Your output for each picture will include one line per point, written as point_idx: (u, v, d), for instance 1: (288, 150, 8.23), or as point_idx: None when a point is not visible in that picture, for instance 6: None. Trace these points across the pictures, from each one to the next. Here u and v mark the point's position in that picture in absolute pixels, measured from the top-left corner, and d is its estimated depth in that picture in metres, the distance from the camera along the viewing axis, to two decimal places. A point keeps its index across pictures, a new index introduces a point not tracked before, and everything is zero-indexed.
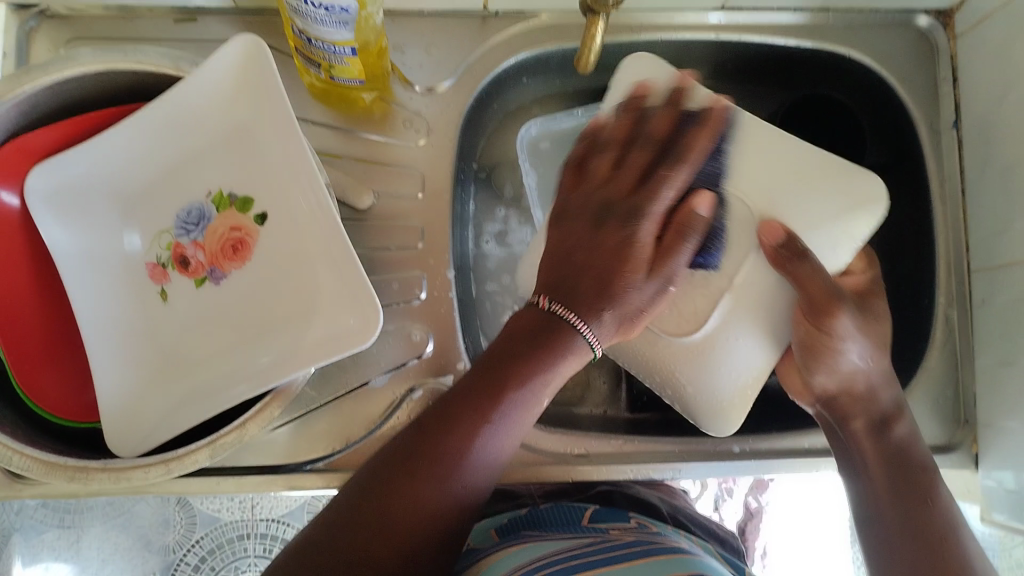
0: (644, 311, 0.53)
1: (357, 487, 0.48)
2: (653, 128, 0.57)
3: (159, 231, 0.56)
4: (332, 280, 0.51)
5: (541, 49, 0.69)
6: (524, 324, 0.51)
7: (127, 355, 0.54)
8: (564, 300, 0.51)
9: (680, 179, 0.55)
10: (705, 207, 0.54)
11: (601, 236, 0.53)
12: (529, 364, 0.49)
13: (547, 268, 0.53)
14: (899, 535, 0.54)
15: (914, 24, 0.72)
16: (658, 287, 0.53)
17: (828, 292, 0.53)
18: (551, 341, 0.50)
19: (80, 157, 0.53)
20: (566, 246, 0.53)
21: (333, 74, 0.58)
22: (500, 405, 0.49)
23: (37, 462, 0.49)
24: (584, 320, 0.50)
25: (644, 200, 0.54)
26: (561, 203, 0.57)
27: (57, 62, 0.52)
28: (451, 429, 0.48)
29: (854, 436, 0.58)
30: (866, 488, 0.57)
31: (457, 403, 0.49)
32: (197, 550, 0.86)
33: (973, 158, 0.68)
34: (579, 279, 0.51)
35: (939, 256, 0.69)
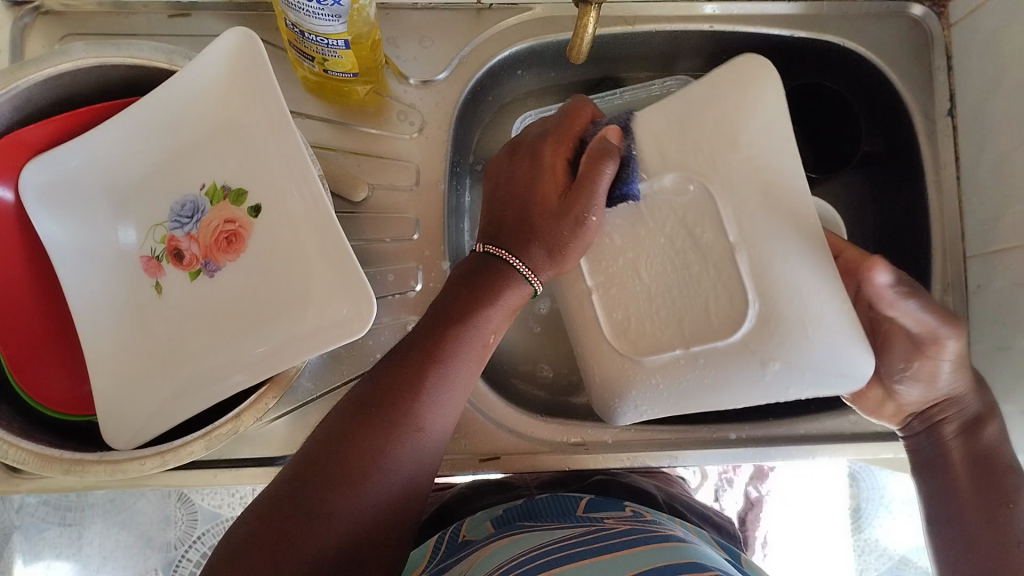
0: (571, 243, 0.53)
1: (314, 444, 0.50)
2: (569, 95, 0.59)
3: (153, 225, 0.56)
4: (324, 271, 0.51)
5: (535, 41, 0.68)
6: (463, 272, 0.55)
7: (124, 348, 0.54)
8: (496, 243, 0.55)
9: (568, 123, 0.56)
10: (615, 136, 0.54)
11: (518, 166, 0.56)
12: (469, 305, 0.53)
13: (487, 209, 0.57)
14: (978, 534, 0.56)
15: (909, 12, 0.72)
16: (576, 217, 0.52)
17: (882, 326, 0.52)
18: (491, 282, 0.53)
19: (74, 151, 0.54)
20: (496, 199, 0.56)
21: (328, 67, 0.58)
22: (445, 352, 0.52)
23: (34, 455, 0.49)
24: (513, 254, 0.54)
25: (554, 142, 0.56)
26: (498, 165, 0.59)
27: (52, 55, 0.53)
28: (399, 378, 0.51)
29: (943, 435, 0.58)
30: (946, 488, 0.58)
31: (405, 356, 0.52)
32: (199, 546, 0.87)
33: (969, 145, 0.68)
34: (507, 214, 0.55)
35: (935, 242, 0.69)
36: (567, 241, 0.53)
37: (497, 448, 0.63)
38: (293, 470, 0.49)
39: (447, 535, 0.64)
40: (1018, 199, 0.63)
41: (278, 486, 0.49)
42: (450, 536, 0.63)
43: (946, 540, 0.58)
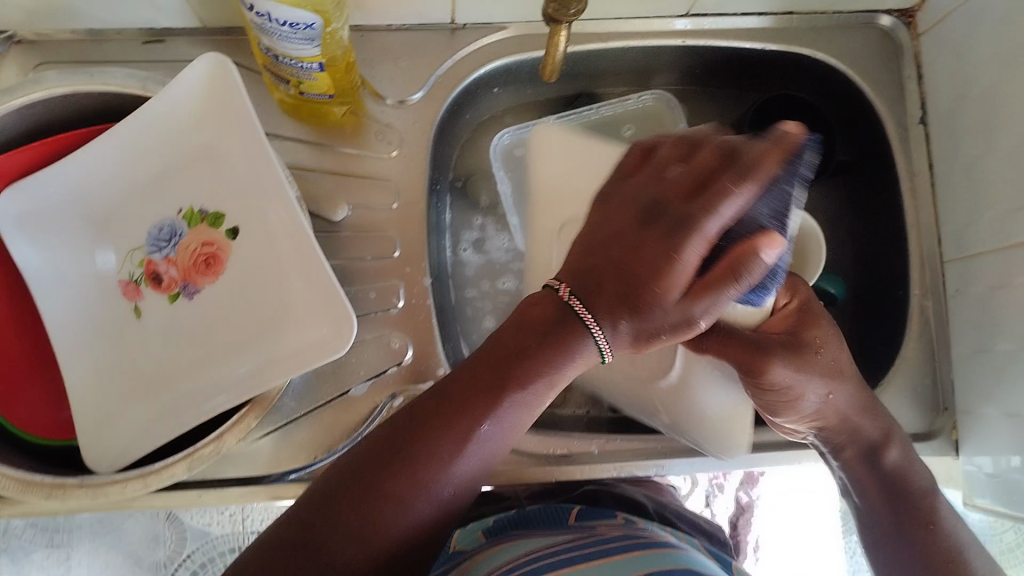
0: (659, 334, 0.47)
1: (343, 473, 0.47)
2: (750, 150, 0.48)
3: (131, 249, 0.56)
4: (303, 291, 0.52)
5: (511, 59, 0.69)
6: (535, 319, 0.48)
7: (104, 372, 0.55)
8: (581, 292, 0.47)
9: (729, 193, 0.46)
10: (773, 250, 0.44)
11: (642, 237, 0.46)
12: (532, 370, 0.47)
13: (582, 253, 0.49)
14: (902, 560, 0.57)
15: (878, 23, 0.73)
16: (682, 311, 0.46)
17: (747, 356, 0.53)
18: (562, 347, 0.47)
19: (50, 179, 0.55)
20: (591, 243, 0.48)
21: (303, 90, 0.59)
22: (496, 405, 0.47)
23: (15, 481, 0.50)
24: (598, 323, 0.46)
25: (694, 210, 0.46)
26: (609, 187, 0.51)
27: (25, 84, 0.54)
28: (444, 424, 0.47)
29: (848, 461, 0.60)
30: (872, 514, 0.60)
31: (451, 398, 0.48)
32: (189, 564, 0.86)
33: (942, 152, 0.69)
34: (604, 280, 0.47)
35: (912, 248, 0.70)
36: (659, 330, 0.46)
37: None
38: (315, 491, 0.48)
39: (438, 546, 0.64)
40: (990, 204, 0.64)
41: (295, 512, 0.47)
42: (440, 548, 0.63)
43: (880, 568, 0.59)
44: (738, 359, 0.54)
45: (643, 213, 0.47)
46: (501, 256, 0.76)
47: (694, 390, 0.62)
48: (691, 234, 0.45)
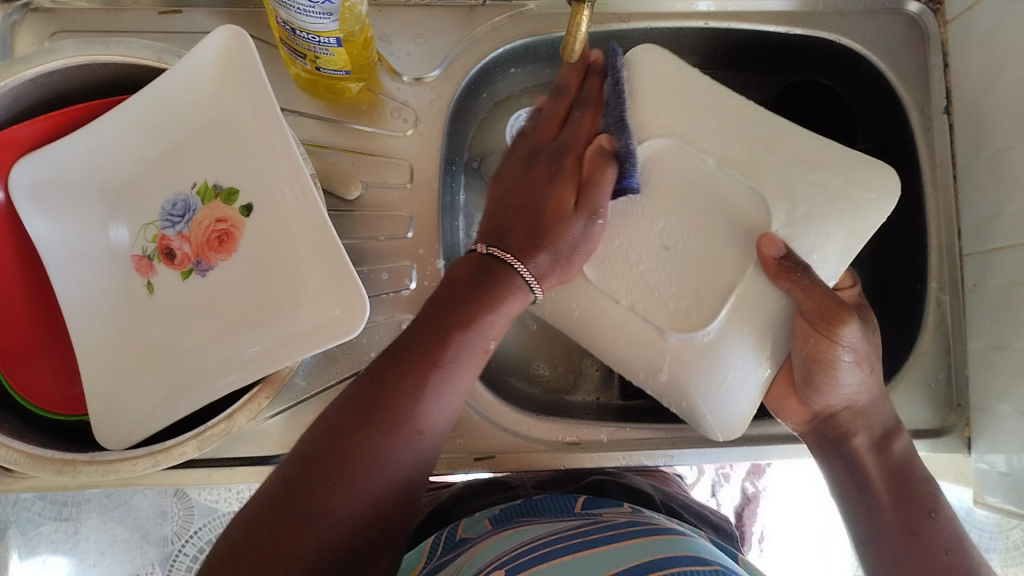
0: (577, 248, 0.54)
1: (315, 435, 0.48)
2: (566, 80, 0.59)
3: (144, 224, 0.56)
4: (315, 270, 0.51)
5: (530, 38, 0.68)
6: (462, 273, 0.53)
7: (116, 349, 0.54)
8: (499, 244, 0.53)
9: (585, 125, 0.58)
10: (610, 142, 0.56)
11: (534, 172, 0.56)
12: (473, 310, 0.51)
13: (490, 215, 0.56)
14: (907, 558, 0.54)
15: (905, 9, 0.71)
16: (586, 220, 0.53)
17: (825, 309, 0.51)
18: (496, 287, 0.52)
19: (64, 150, 0.54)
20: (504, 193, 0.56)
21: (320, 65, 0.58)
22: (447, 352, 0.50)
23: (26, 455, 0.49)
24: (522, 261, 0.52)
25: (569, 141, 0.57)
26: (504, 162, 0.59)
27: (40, 53, 0.53)
28: (402, 374, 0.49)
29: (854, 452, 0.57)
30: (866, 507, 0.56)
31: (406, 350, 0.50)
32: (196, 540, 0.87)
33: (966, 141, 0.68)
34: (517, 220, 0.54)
35: (931, 241, 0.69)
36: (570, 249, 0.53)
37: (493, 447, 0.63)
38: (293, 457, 0.48)
39: (444, 534, 0.64)
40: (1014, 196, 0.63)
41: (274, 482, 0.47)
42: (445, 536, 0.63)
43: (873, 560, 0.56)
44: (814, 309, 0.51)
45: (528, 160, 0.57)
46: None
47: (721, 357, 0.55)
48: (571, 155, 0.56)
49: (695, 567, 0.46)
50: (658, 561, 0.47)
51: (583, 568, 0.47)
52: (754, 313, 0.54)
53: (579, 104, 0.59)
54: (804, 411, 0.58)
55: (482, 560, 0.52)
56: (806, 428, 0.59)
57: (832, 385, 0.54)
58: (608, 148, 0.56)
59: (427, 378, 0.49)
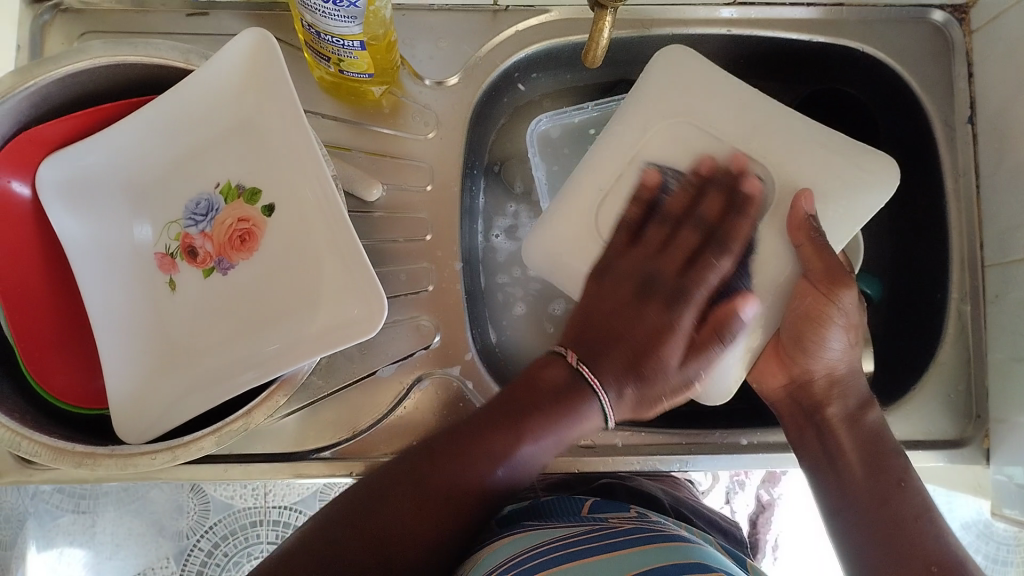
0: (663, 397, 0.57)
1: (380, 477, 0.52)
2: (704, 211, 0.58)
3: (168, 222, 0.56)
4: (336, 270, 0.52)
5: (551, 43, 0.69)
6: (546, 379, 0.55)
7: (137, 345, 0.55)
8: (590, 364, 0.55)
9: (721, 269, 0.57)
10: (749, 309, 0.55)
11: (642, 308, 0.57)
12: (548, 419, 0.53)
13: (575, 330, 0.58)
14: (873, 524, 0.55)
15: (930, 18, 0.71)
16: (686, 374, 0.56)
17: (828, 271, 0.53)
18: (574, 403, 0.54)
19: (88, 149, 0.54)
20: (601, 310, 0.57)
21: (343, 68, 0.59)
22: (517, 445, 0.53)
23: (48, 448, 0.50)
24: (602, 385, 0.54)
25: (689, 285, 0.58)
26: (606, 258, 0.59)
27: (70, 53, 0.53)
28: (469, 451, 0.52)
29: (829, 422, 0.58)
30: (838, 478, 0.57)
31: (478, 430, 0.53)
32: (211, 535, 0.87)
33: (989, 153, 0.67)
34: (609, 350, 0.55)
35: (953, 256, 0.68)
36: (657, 396, 0.56)
37: None
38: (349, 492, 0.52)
39: None
40: None
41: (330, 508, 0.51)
42: None
43: (842, 529, 0.57)
44: (821, 271, 0.54)
45: (639, 288, 0.58)
46: None
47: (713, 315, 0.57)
48: (685, 305, 0.57)
49: None
50: (665, 569, 0.47)
51: (578, 568, 0.47)
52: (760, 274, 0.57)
53: (724, 221, 0.57)
54: (780, 375, 0.60)
55: (488, 565, 0.52)
56: (781, 397, 0.61)
57: (821, 347, 0.57)
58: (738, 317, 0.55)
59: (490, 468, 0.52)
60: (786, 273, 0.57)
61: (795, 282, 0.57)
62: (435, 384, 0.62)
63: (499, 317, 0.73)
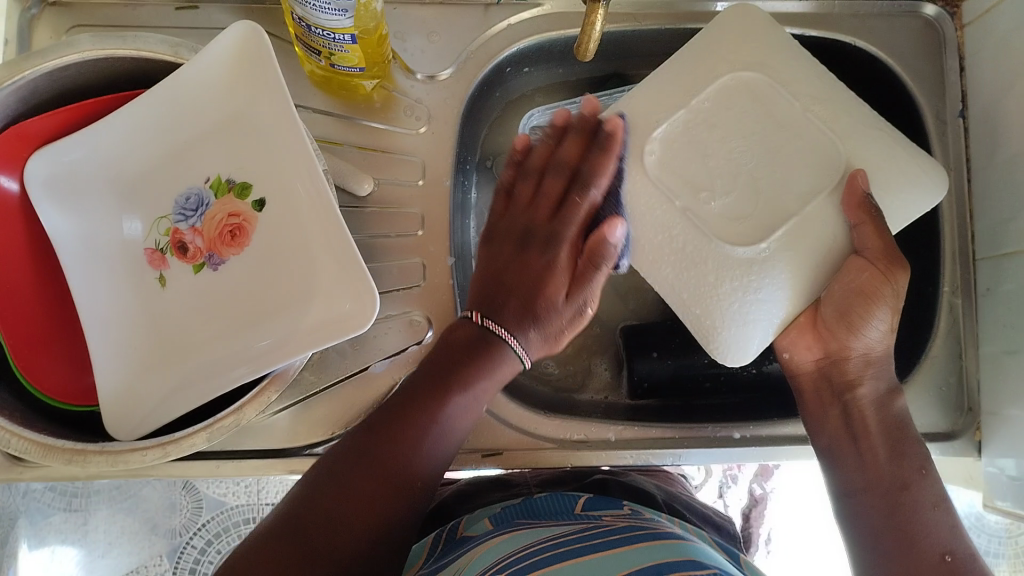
0: (564, 331, 0.59)
1: (316, 472, 0.51)
2: (566, 155, 0.60)
3: (158, 218, 0.56)
4: (327, 265, 0.52)
5: (543, 37, 0.68)
6: (458, 341, 0.55)
7: (126, 342, 0.55)
8: (494, 316, 0.56)
9: (588, 205, 0.60)
10: (617, 233, 0.57)
11: (525, 258, 0.59)
12: (471, 374, 0.53)
13: (477, 281, 0.59)
14: (889, 508, 0.55)
15: (922, 12, 0.71)
16: (573, 310, 0.59)
17: (887, 248, 0.53)
18: (488, 356, 0.54)
19: (77, 144, 0.54)
20: (494, 267, 0.59)
21: (334, 61, 0.58)
22: (444, 405, 0.52)
23: (37, 445, 0.50)
24: (513, 334, 0.55)
25: (559, 229, 0.59)
26: (493, 226, 0.62)
27: (57, 47, 0.53)
28: (402, 421, 0.51)
29: (857, 403, 0.58)
30: (859, 458, 0.57)
31: (408, 398, 0.52)
32: (203, 533, 0.87)
33: (981, 147, 0.67)
34: (505, 297, 0.57)
35: (945, 246, 0.68)
36: (559, 329, 0.58)
37: (500, 444, 0.63)
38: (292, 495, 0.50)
39: (446, 531, 0.64)
40: None
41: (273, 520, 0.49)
42: (448, 533, 0.63)
43: (850, 510, 0.56)
44: (880, 248, 0.54)
45: (521, 240, 0.60)
46: None
47: (759, 279, 0.55)
48: (558, 244, 0.59)
49: (690, 572, 0.46)
50: (659, 565, 0.47)
51: (592, 567, 0.47)
52: (806, 245, 0.56)
53: (580, 177, 0.60)
54: (814, 348, 0.59)
55: (480, 565, 0.52)
56: (811, 373, 0.60)
57: (864, 326, 0.56)
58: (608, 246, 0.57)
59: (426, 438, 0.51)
60: (835, 248, 0.56)
61: (839, 258, 0.56)
62: None
63: None
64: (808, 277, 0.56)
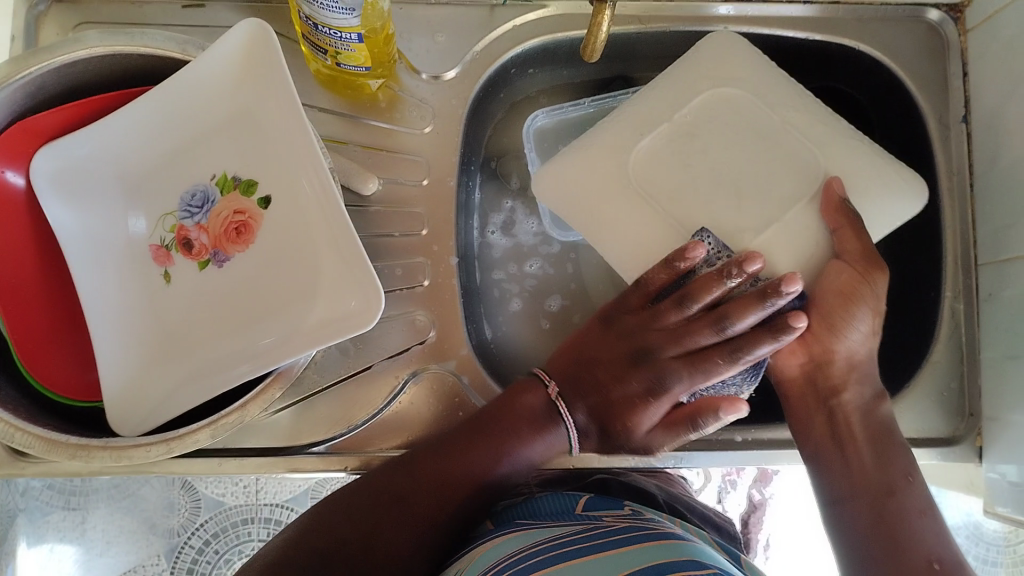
0: (626, 450, 0.61)
1: (361, 485, 0.56)
2: (736, 296, 0.54)
3: (163, 214, 0.56)
4: (332, 263, 0.52)
5: (548, 38, 0.68)
6: (520, 404, 0.59)
7: (130, 338, 0.55)
8: (574, 408, 0.60)
9: (733, 360, 0.55)
10: (730, 414, 0.56)
11: (626, 376, 0.59)
12: (517, 444, 0.58)
13: (565, 369, 0.61)
14: (876, 516, 0.55)
15: (925, 17, 0.71)
16: (650, 429, 0.60)
17: (864, 248, 0.54)
18: (541, 429, 0.59)
19: (84, 139, 0.54)
20: (586, 354, 0.61)
21: (340, 61, 0.58)
22: (491, 461, 0.58)
23: (40, 439, 0.50)
24: (573, 414, 0.60)
25: (670, 368, 0.58)
26: (623, 315, 0.60)
27: (66, 43, 0.53)
28: (448, 467, 0.57)
29: (842, 409, 0.58)
30: (847, 466, 0.57)
31: (457, 446, 0.58)
32: (202, 533, 0.87)
33: (983, 152, 0.67)
34: (585, 397, 0.60)
35: (947, 254, 0.68)
36: (621, 447, 0.61)
37: None
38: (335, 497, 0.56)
39: None
40: None
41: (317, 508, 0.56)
42: None
43: (840, 519, 0.57)
44: (858, 248, 0.54)
45: (635, 353, 0.59)
46: (529, 240, 0.75)
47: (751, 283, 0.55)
48: (660, 395, 0.58)
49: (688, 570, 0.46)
50: (657, 565, 0.47)
51: (587, 567, 0.47)
52: (789, 250, 0.56)
53: (727, 302, 0.54)
54: (798, 354, 0.58)
55: (480, 566, 0.52)
56: (796, 378, 0.59)
57: (846, 327, 0.56)
58: (705, 419, 0.57)
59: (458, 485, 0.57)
60: (816, 252, 0.57)
61: (821, 262, 0.56)
62: (430, 379, 0.62)
63: (495, 313, 0.72)
64: (790, 281, 0.56)
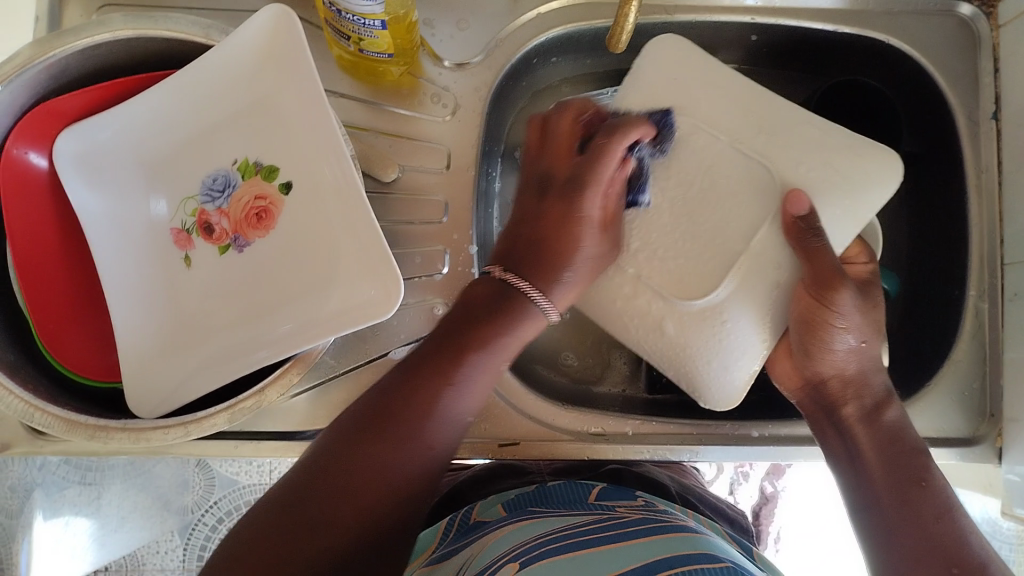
0: (570, 290, 0.57)
1: (340, 433, 0.49)
2: (566, 125, 0.59)
3: (185, 198, 0.56)
4: (350, 250, 0.52)
5: (572, 27, 0.68)
6: (478, 294, 0.55)
7: (148, 320, 0.55)
8: (515, 271, 0.56)
9: (616, 158, 0.56)
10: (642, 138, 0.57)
11: (545, 205, 0.58)
12: (490, 332, 0.53)
13: (505, 238, 0.59)
14: (897, 522, 0.52)
15: (957, 12, 0.69)
16: (586, 259, 0.56)
17: (827, 276, 0.52)
18: (512, 310, 0.54)
19: (106, 122, 0.55)
20: (520, 220, 0.59)
21: (363, 47, 0.58)
22: (464, 367, 0.51)
23: (60, 420, 0.50)
24: (539, 293, 0.55)
25: (583, 177, 0.57)
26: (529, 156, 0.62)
27: (89, 26, 0.53)
28: (417, 388, 0.50)
29: (846, 423, 0.56)
30: (857, 475, 0.55)
31: (422, 364, 0.51)
32: (215, 511, 0.90)
33: (1012, 149, 0.66)
34: (522, 243, 0.57)
35: (972, 247, 0.67)
36: (570, 288, 0.57)
37: (517, 435, 0.63)
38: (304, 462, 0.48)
39: (458, 517, 0.63)
40: None
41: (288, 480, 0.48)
42: (461, 518, 0.63)
43: (863, 528, 0.54)
44: (814, 271, 0.53)
45: (540, 185, 0.59)
46: None
47: (722, 321, 0.56)
48: (577, 199, 0.56)
49: (703, 564, 0.45)
50: (671, 559, 0.46)
51: (587, 562, 0.46)
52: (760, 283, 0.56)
53: (589, 147, 0.58)
54: (796, 379, 0.59)
55: (491, 554, 0.51)
56: (803, 397, 0.59)
57: (829, 347, 0.55)
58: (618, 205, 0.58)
59: (439, 398, 0.50)
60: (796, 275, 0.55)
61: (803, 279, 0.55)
62: None
63: None
64: (766, 313, 0.56)
